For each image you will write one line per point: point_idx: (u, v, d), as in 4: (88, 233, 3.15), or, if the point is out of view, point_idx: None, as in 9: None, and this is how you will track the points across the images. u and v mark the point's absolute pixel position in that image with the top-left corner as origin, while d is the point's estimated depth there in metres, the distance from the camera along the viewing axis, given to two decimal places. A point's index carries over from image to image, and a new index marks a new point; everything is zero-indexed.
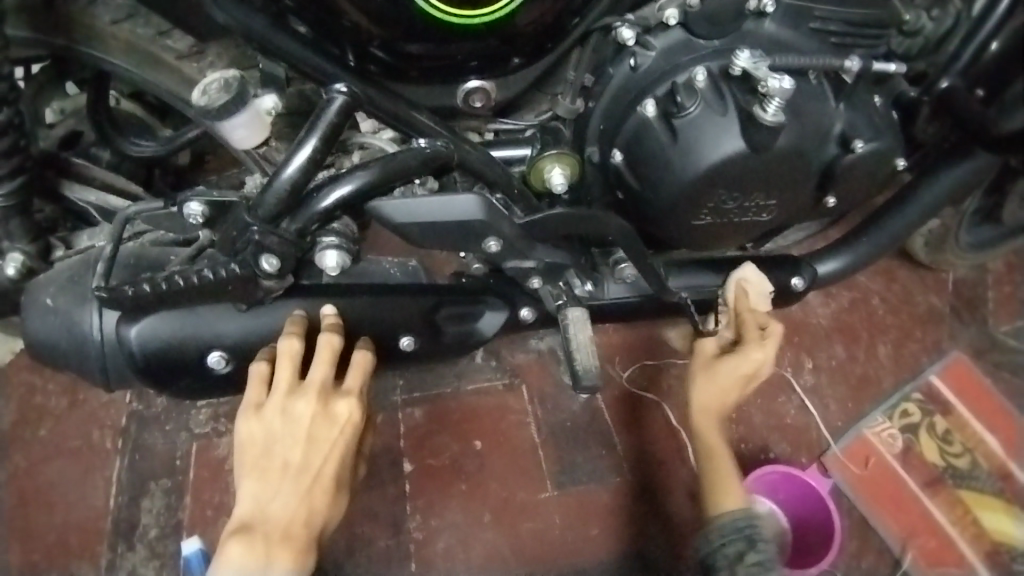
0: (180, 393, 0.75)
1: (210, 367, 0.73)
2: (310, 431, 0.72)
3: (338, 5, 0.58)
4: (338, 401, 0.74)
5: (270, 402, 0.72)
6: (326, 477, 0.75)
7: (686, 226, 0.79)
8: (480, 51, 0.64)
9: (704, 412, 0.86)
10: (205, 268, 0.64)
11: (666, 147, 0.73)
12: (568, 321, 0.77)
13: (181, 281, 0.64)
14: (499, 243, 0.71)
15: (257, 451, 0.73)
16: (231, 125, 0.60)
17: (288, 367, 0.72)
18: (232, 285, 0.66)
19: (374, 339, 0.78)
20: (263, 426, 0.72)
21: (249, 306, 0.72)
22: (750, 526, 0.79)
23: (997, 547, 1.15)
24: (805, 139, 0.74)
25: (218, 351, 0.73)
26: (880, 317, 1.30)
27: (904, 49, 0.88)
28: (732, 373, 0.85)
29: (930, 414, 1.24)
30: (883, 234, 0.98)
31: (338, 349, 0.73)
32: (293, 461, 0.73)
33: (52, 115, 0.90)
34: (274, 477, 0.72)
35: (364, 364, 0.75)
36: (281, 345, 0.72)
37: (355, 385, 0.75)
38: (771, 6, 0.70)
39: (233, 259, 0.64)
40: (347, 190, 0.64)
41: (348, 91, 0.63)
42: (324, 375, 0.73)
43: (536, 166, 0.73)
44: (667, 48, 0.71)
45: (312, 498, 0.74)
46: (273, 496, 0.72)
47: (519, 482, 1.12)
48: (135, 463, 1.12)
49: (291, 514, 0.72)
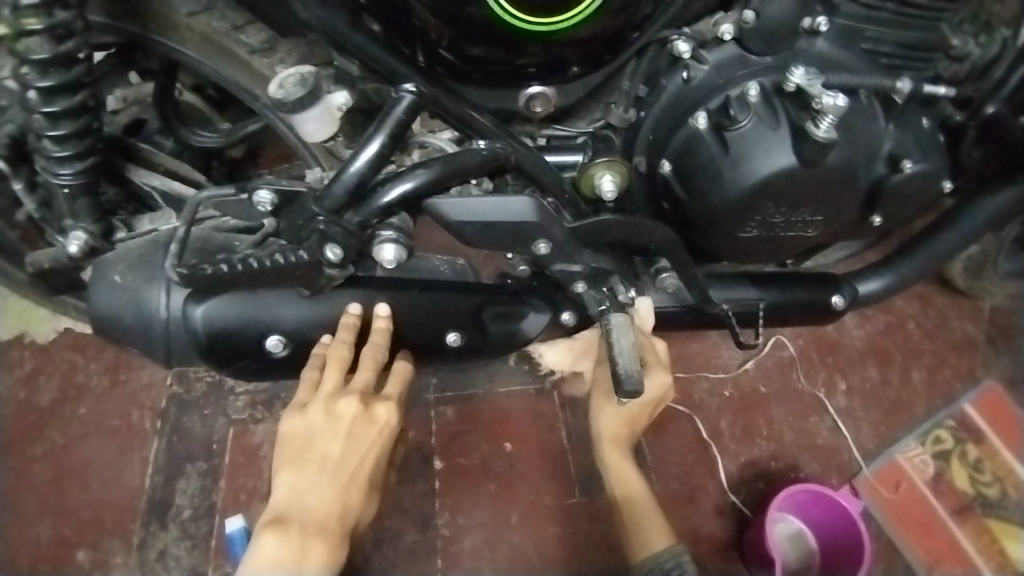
0: (236, 374, 0.77)
1: (268, 350, 0.75)
2: (351, 429, 0.77)
3: (416, 12, 0.62)
4: (377, 404, 0.79)
5: (316, 400, 0.77)
6: (361, 475, 0.79)
7: (732, 238, 0.80)
8: (542, 58, 0.66)
9: (612, 441, 0.98)
10: (277, 253, 0.67)
11: (716, 159, 0.75)
12: (611, 326, 0.78)
13: (255, 263, 0.67)
14: (548, 245, 0.73)
15: (298, 445, 0.77)
16: (302, 118, 0.63)
17: (334, 373, 0.76)
18: (301, 270, 0.68)
19: (414, 353, 0.82)
20: (306, 422, 0.77)
21: (310, 294, 0.74)
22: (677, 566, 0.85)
23: None
24: (855, 156, 0.76)
25: (276, 334, 0.75)
26: (915, 342, 1.29)
27: (952, 76, 0.83)
28: (631, 403, 0.97)
29: (962, 442, 1.23)
30: (924, 258, 0.98)
31: (381, 360, 0.77)
32: (331, 454, 0.77)
33: (115, 103, 0.92)
34: (313, 470, 0.76)
35: (402, 374, 0.81)
36: (330, 350, 0.76)
37: (393, 391, 0.81)
38: (825, 25, 0.71)
39: (301, 246, 0.67)
40: (408, 186, 0.66)
41: (416, 90, 0.66)
42: (367, 381, 0.78)
43: (586, 172, 0.75)
44: (721, 63, 0.72)
45: (347, 494, 0.77)
46: (310, 488, 0.76)
47: (548, 486, 1.13)
48: (172, 445, 1.15)
49: (327, 506, 0.75)
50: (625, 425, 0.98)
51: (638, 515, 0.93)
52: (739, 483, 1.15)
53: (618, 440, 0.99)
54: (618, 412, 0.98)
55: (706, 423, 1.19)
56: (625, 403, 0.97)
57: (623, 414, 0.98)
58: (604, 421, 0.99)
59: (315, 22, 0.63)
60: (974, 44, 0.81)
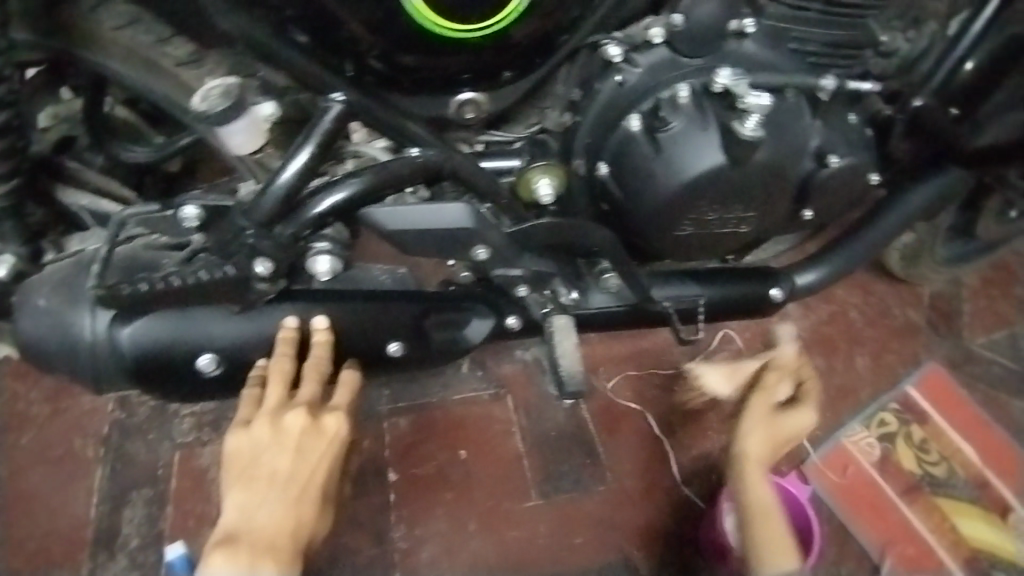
0: (169, 395, 0.75)
1: (199, 369, 0.74)
2: (298, 442, 0.75)
3: (336, 15, 0.61)
4: (325, 414, 0.78)
5: (260, 416, 0.75)
6: (312, 489, 0.76)
7: (669, 237, 0.82)
8: (474, 64, 0.66)
9: (759, 462, 0.89)
10: (202, 269, 0.66)
11: (649, 160, 0.76)
12: (553, 329, 0.80)
13: (177, 281, 0.67)
14: (486, 251, 0.73)
15: (245, 462, 0.75)
16: (229, 130, 0.61)
17: (277, 387, 0.74)
18: (227, 286, 0.67)
19: (361, 360, 0.80)
20: (252, 439, 0.74)
21: (240, 309, 0.73)
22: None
23: (976, 553, 1.16)
24: (783, 152, 0.77)
25: (208, 352, 0.74)
26: (857, 329, 1.33)
27: (880, 70, 0.88)
28: (781, 429, 0.90)
29: (906, 423, 1.26)
30: (856, 247, 1.01)
31: (325, 371, 0.76)
32: (280, 470, 0.74)
33: (43, 119, 0.87)
34: (260, 487, 0.74)
35: (351, 384, 0.79)
36: (273, 365, 0.75)
37: (341, 401, 0.78)
38: (751, 26, 0.72)
39: (228, 261, 0.66)
40: (341, 197, 0.65)
41: (345, 99, 0.65)
42: (312, 393, 0.76)
43: (524, 177, 0.76)
44: (654, 65, 0.73)
45: (300, 508, 0.75)
46: (259, 506, 0.73)
47: (503, 490, 1.13)
48: (117, 472, 1.11)
49: (277, 522, 0.72)
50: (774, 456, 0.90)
51: (767, 528, 0.86)
52: (692, 476, 1.17)
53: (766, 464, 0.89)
54: (774, 440, 0.90)
55: (658, 420, 1.20)
56: (773, 429, 0.90)
57: (768, 437, 0.89)
58: (752, 444, 0.89)
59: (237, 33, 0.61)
60: (902, 39, 0.87)
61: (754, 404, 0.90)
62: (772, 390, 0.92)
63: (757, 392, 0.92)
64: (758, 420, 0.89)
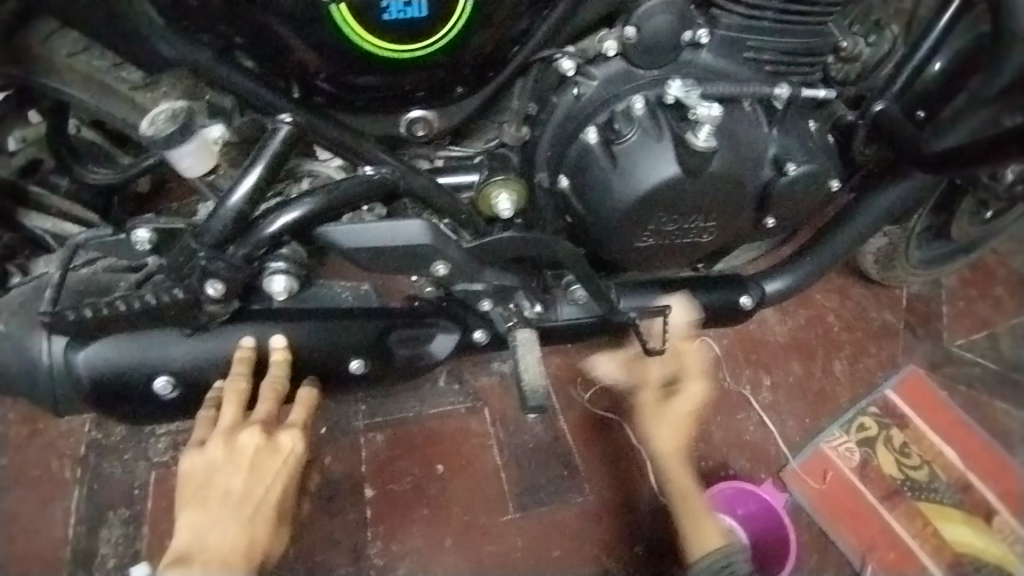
0: (127, 417, 0.76)
1: (156, 393, 0.74)
2: (253, 462, 0.74)
3: (287, 40, 0.62)
4: (281, 432, 0.76)
5: (214, 436, 0.73)
6: (267, 507, 0.75)
7: (630, 248, 0.82)
8: (426, 82, 0.68)
9: (671, 455, 0.88)
10: (150, 293, 0.67)
11: (607, 172, 0.76)
12: (516, 342, 0.79)
13: (123, 306, 0.68)
14: (446, 267, 0.74)
15: (198, 482, 0.73)
16: (177, 154, 0.64)
17: (232, 406, 0.74)
18: (176, 309, 0.68)
19: (321, 379, 0.80)
20: (205, 459, 0.73)
21: (192, 331, 0.73)
22: (730, 568, 0.79)
23: (960, 558, 1.13)
24: (741, 161, 0.78)
25: (165, 376, 0.74)
26: (834, 333, 1.33)
27: (843, 76, 0.91)
28: (683, 413, 0.88)
29: (886, 427, 1.26)
30: (824, 254, 1.01)
31: (282, 393, 0.76)
32: (233, 489, 0.73)
33: (13, 145, 0.85)
34: (213, 507, 0.72)
35: (308, 401, 0.78)
36: (229, 385, 0.74)
37: (298, 418, 0.78)
38: (705, 37, 0.73)
39: (177, 284, 0.67)
40: (295, 215, 0.66)
41: (293, 121, 0.65)
42: (268, 411, 0.76)
43: (484, 192, 0.76)
44: (610, 78, 0.73)
45: (254, 527, 0.73)
46: (211, 525, 0.72)
47: (480, 504, 1.12)
48: (93, 492, 1.10)
49: (228, 542, 0.71)
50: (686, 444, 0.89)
51: (689, 514, 0.86)
52: None
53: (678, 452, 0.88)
54: (681, 425, 0.88)
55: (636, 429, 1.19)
56: (672, 415, 0.88)
57: (676, 430, 0.88)
58: (659, 441, 0.88)
59: (179, 58, 0.63)
60: (864, 43, 0.90)
61: (645, 402, 0.90)
62: (653, 379, 0.91)
63: (652, 386, 0.91)
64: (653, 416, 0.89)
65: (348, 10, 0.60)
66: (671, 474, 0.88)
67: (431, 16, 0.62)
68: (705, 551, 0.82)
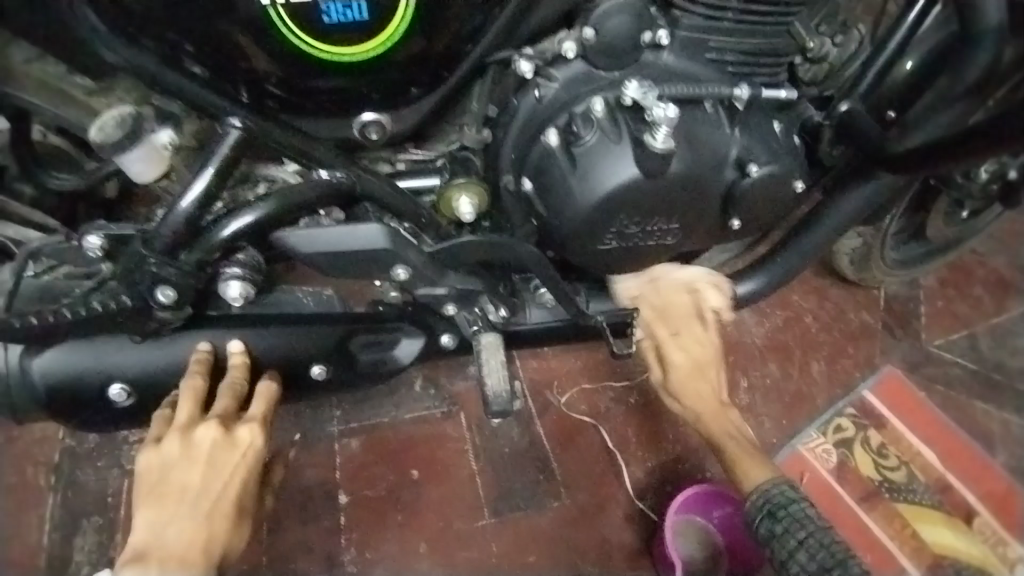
0: (83, 424, 0.78)
1: (111, 399, 0.76)
2: (210, 456, 0.74)
3: (247, 48, 0.64)
4: (239, 426, 0.76)
5: (171, 432, 0.74)
6: (226, 503, 0.74)
7: (593, 251, 0.82)
8: (380, 84, 0.68)
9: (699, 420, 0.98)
10: (96, 300, 0.69)
11: (567, 176, 0.76)
12: (481, 347, 0.81)
13: (68, 314, 0.69)
14: (407, 271, 0.75)
15: (155, 479, 0.73)
16: (127, 159, 0.67)
17: (189, 402, 0.75)
18: (124, 315, 0.70)
19: (281, 373, 0.82)
20: (161, 456, 0.73)
21: (142, 338, 0.75)
22: (768, 502, 0.86)
23: (940, 559, 1.16)
24: (701, 164, 0.78)
25: (119, 383, 0.76)
26: (813, 334, 1.32)
27: (810, 77, 0.87)
28: (685, 375, 0.99)
29: (864, 428, 1.25)
30: (795, 252, 0.97)
31: (240, 394, 0.78)
32: (190, 485, 0.73)
33: None
34: (170, 503, 0.72)
35: (267, 394, 0.79)
36: (185, 382, 0.76)
37: (257, 412, 0.77)
38: (665, 38, 0.72)
39: (127, 291, 0.69)
40: (249, 220, 0.68)
41: (243, 126, 0.66)
42: (225, 408, 0.76)
43: (444, 195, 0.77)
44: (569, 80, 0.73)
45: (212, 523, 0.73)
46: (168, 522, 0.72)
47: (455, 510, 1.11)
48: (67, 500, 1.08)
49: (186, 537, 0.71)
50: (709, 395, 0.99)
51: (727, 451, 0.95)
52: (645, 490, 1.15)
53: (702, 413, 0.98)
54: (688, 386, 0.99)
55: (612, 432, 1.18)
56: (678, 380, 0.99)
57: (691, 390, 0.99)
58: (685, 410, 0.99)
59: (125, 62, 0.64)
60: (831, 43, 0.86)
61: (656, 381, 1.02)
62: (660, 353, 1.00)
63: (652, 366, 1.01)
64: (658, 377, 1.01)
65: (285, 12, 0.61)
66: (709, 429, 0.97)
67: (371, 17, 0.62)
68: (755, 486, 0.89)
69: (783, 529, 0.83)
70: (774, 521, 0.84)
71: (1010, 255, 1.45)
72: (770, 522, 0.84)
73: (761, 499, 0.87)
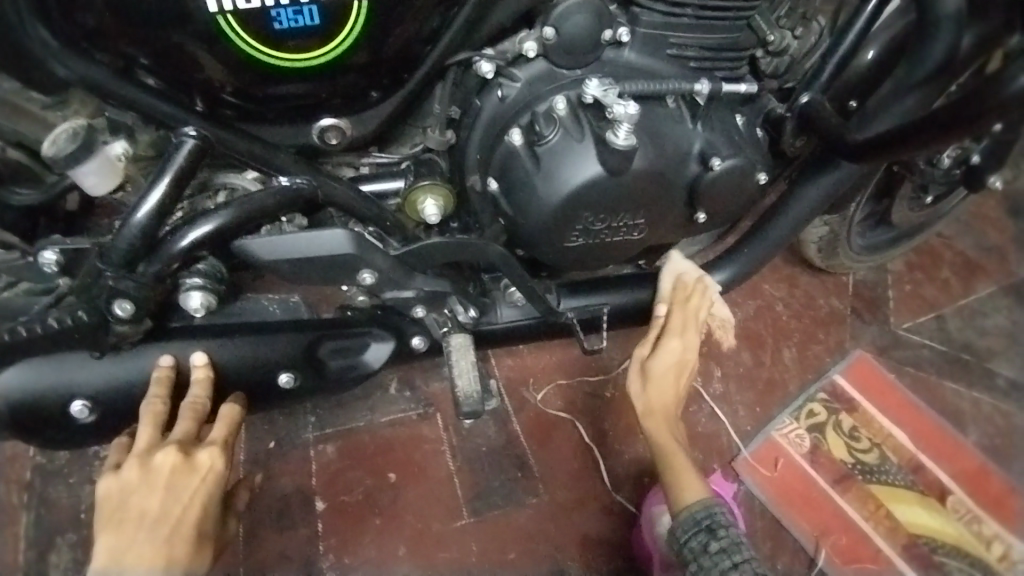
0: (47, 442, 0.77)
1: (73, 416, 0.75)
2: (169, 482, 0.73)
3: (200, 58, 0.63)
4: (199, 450, 0.75)
5: (130, 459, 0.73)
6: (186, 527, 0.74)
7: (560, 249, 0.82)
8: (339, 88, 0.68)
9: (650, 414, 0.91)
10: (52, 317, 0.68)
11: (532, 175, 0.76)
12: (449, 347, 0.82)
13: (24, 331, 0.68)
14: (373, 275, 0.74)
15: (114, 505, 0.72)
16: (82, 172, 0.66)
17: (148, 427, 0.74)
18: (81, 331, 0.69)
19: (246, 395, 0.82)
20: (121, 482, 0.73)
21: (101, 353, 0.74)
22: (710, 518, 0.83)
23: (914, 539, 1.17)
24: (665, 160, 0.78)
25: (81, 400, 0.75)
26: (783, 322, 1.34)
27: (773, 69, 0.87)
28: (663, 372, 0.92)
29: (834, 412, 1.27)
30: (762, 243, 0.99)
31: (202, 413, 0.77)
32: (149, 510, 0.72)
33: None
34: (130, 528, 0.71)
35: (229, 416, 0.79)
36: (145, 406, 0.75)
37: (218, 435, 0.77)
38: (626, 36, 0.73)
39: (84, 305, 0.68)
40: (208, 228, 0.67)
41: (198, 134, 0.66)
42: (185, 431, 0.75)
43: (409, 198, 0.76)
44: (532, 78, 0.73)
45: (172, 548, 0.72)
46: (127, 548, 0.70)
47: (434, 511, 1.11)
48: (41, 519, 1.06)
49: (146, 562, 0.70)
50: (673, 402, 0.92)
51: (668, 464, 0.90)
52: (623, 481, 1.15)
53: (656, 412, 0.91)
54: (664, 388, 0.91)
55: (588, 427, 1.19)
56: (655, 371, 0.91)
57: (666, 384, 0.91)
58: (644, 396, 0.92)
59: (77, 77, 0.63)
60: (791, 36, 0.85)
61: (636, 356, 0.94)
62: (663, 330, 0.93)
63: (645, 338, 0.94)
64: (637, 373, 0.92)
65: (234, 19, 0.60)
66: (661, 437, 0.91)
67: (325, 21, 0.62)
68: (684, 504, 0.85)
69: (719, 547, 0.79)
70: (712, 537, 0.80)
71: (974, 237, 1.48)
72: (706, 539, 0.81)
73: (688, 521, 0.83)
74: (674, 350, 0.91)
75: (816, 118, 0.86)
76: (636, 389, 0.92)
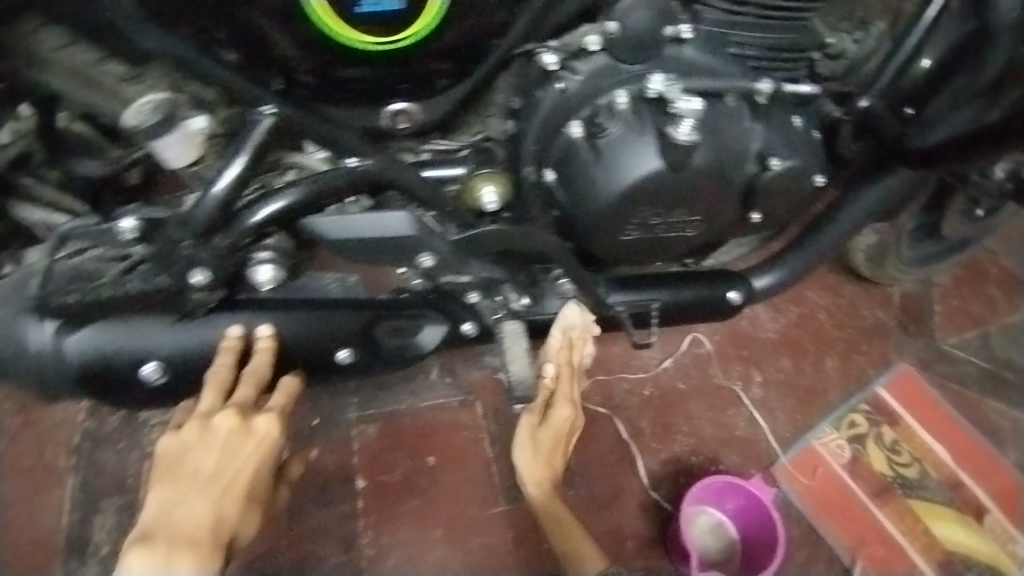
0: (117, 403, 0.80)
1: (143, 377, 0.78)
2: (226, 442, 0.77)
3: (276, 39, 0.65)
4: (258, 416, 0.80)
5: (192, 418, 0.78)
6: (237, 488, 0.77)
7: (613, 242, 0.84)
8: (408, 75, 0.71)
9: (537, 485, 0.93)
10: (137, 279, 0.74)
11: (590, 167, 0.77)
12: (503, 335, 0.87)
13: (111, 292, 0.74)
14: (431, 259, 0.78)
15: (171, 462, 0.76)
16: (162, 143, 0.68)
17: (214, 391, 0.79)
18: (162, 294, 0.74)
19: (304, 371, 0.84)
20: (181, 440, 0.77)
21: (176, 319, 0.77)
22: None
23: (950, 556, 1.16)
24: (723, 158, 0.79)
25: (153, 361, 0.78)
26: (826, 330, 1.31)
27: (829, 72, 0.84)
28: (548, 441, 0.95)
29: (876, 424, 1.26)
30: (810, 248, 0.99)
31: (264, 380, 0.80)
32: (203, 468, 0.76)
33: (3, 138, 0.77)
34: (184, 484, 0.75)
35: (290, 389, 0.82)
36: (212, 371, 0.79)
37: (276, 404, 0.81)
38: (688, 32, 0.72)
39: (163, 272, 0.73)
40: (279, 206, 0.71)
41: (275, 112, 0.69)
42: (245, 396, 0.79)
43: (469, 185, 0.79)
44: (593, 73, 0.73)
45: (222, 506, 0.75)
46: (180, 502, 0.74)
47: (471, 497, 1.12)
48: (89, 481, 1.10)
49: (198, 517, 0.73)
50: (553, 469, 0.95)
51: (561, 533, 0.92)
52: (659, 480, 1.17)
53: (542, 483, 0.94)
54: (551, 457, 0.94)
55: (627, 423, 1.20)
56: (542, 441, 0.94)
57: (547, 452, 0.94)
58: (529, 469, 0.94)
59: (164, 52, 0.65)
60: (850, 40, 0.84)
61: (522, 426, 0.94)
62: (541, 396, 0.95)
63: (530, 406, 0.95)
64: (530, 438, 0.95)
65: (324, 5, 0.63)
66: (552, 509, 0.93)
67: (405, 8, 0.64)
68: None
69: None
70: None
71: None
72: None
73: None
74: (563, 420, 0.95)
75: (876, 126, 0.85)
76: (522, 463, 0.93)
